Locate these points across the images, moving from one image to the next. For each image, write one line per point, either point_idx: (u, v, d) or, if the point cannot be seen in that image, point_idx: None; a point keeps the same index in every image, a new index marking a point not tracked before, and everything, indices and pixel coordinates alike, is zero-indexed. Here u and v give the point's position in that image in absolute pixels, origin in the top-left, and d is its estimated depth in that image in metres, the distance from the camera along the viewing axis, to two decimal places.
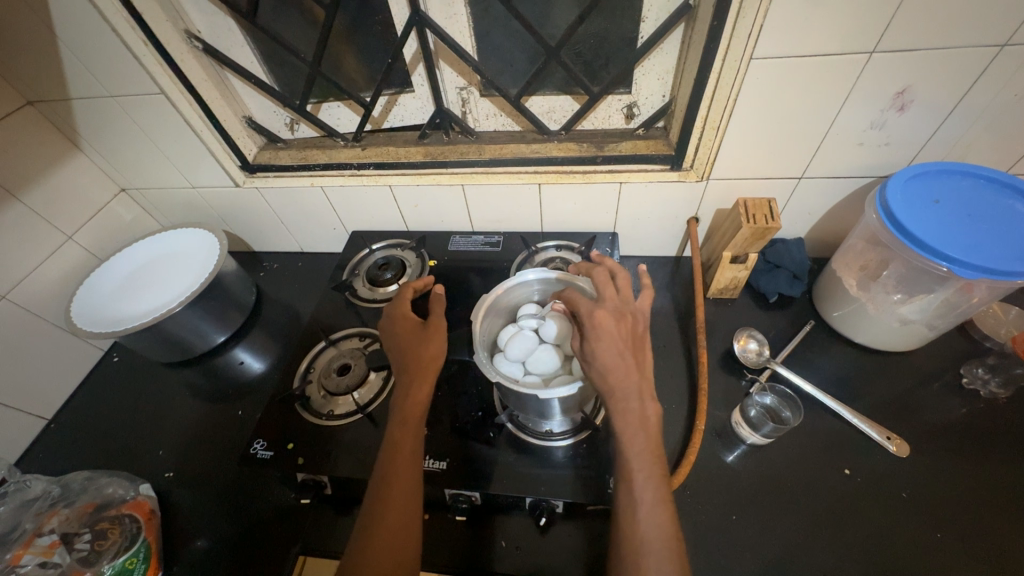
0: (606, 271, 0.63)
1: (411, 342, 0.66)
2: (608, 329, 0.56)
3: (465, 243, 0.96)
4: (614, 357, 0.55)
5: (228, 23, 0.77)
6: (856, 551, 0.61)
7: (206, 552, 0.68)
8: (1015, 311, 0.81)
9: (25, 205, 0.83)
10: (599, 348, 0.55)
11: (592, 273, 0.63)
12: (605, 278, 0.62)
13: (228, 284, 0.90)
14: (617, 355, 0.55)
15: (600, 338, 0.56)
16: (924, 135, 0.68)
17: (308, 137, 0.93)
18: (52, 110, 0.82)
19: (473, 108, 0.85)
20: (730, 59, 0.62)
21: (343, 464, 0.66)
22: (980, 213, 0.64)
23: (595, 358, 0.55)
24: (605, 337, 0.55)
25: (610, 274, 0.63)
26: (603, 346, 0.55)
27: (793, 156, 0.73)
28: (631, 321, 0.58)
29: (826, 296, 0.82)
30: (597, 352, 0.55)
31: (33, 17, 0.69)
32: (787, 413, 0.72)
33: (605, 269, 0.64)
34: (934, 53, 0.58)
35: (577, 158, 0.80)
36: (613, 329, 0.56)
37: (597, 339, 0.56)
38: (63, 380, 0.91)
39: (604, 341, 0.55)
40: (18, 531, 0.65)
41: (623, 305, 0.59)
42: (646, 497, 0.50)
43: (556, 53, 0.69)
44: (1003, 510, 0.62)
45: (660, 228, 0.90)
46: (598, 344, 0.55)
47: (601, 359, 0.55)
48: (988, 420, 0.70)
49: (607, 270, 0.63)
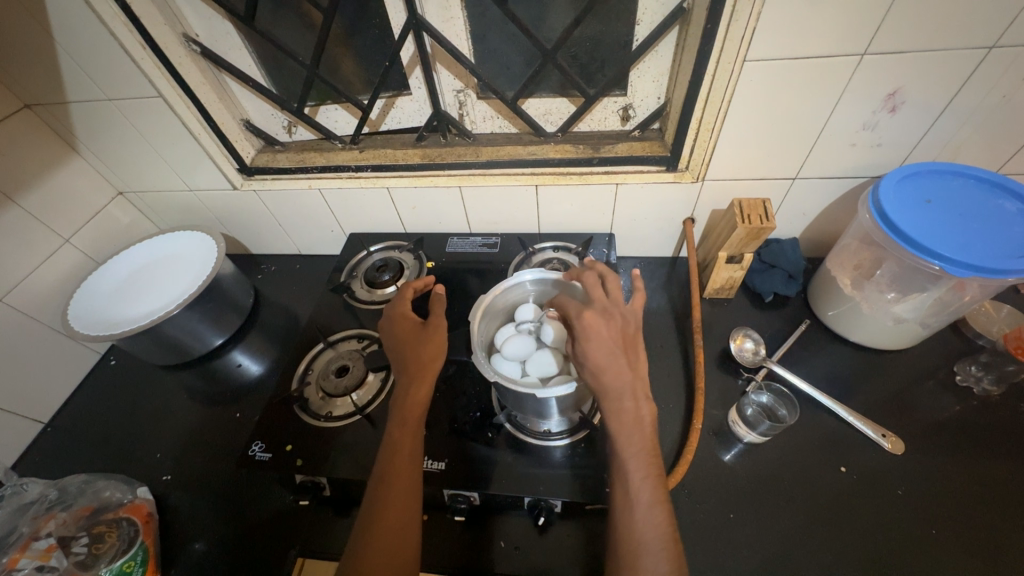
0: (594, 275, 0.64)
1: (410, 342, 0.66)
2: (597, 329, 0.57)
3: (462, 244, 0.96)
4: (605, 357, 0.55)
5: (226, 26, 0.77)
6: (853, 548, 0.61)
7: (204, 555, 0.68)
8: (1006, 309, 0.81)
9: (23, 208, 0.83)
10: (590, 349, 0.56)
11: (583, 277, 0.64)
12: (594, 281, 0.63)
13: (226, 286, 0.90)
14: (608, 355, 0.55)
15: (590, 339, 0.56)
16: (916, 136, 0.69)
17: (306, 140, 0.93)
18: (49, 113, 0.83)
19: (470, 110, 0.85)
20: (725, 61, 0.63)
21: (342, 466, 0.67)
22: (971, 213, 0.65)
23: (587, 358, 0.56)
24: (594, 337, 0.56)
25: (599, 278, 0.64)
26: (594, 346, 0.56)
27: (787, 157, 0.74)
28: (621, 322, 0.58)
29: (821, 296, 0.83)
30: (588, 353, 0.56)
31: (31, 20, 0.69)
32: (783, 412, 0.73)
33: (596, 272, 0.64)
34: (924, 55, 0.59)
35: (574, 160, 0.80)
36: (603, 329, 0.57)
37: (587, 340, 0.56)
38: (59, 383, 0.90)
39: (594, 341, 0.56)
40: (15, 534, 0.65)
41: (611, 306, 0.59)
42: (643, 497, 0.51)
43: (552, 56, 0.70)
44: (998, 506, 0.62)
45: (657, 228, 0.90)
46: (589, 345, 0.56)
47: (592, 360, 0.55)
48: (981, 417, 0.71)
49: (596, 273, 0.64)
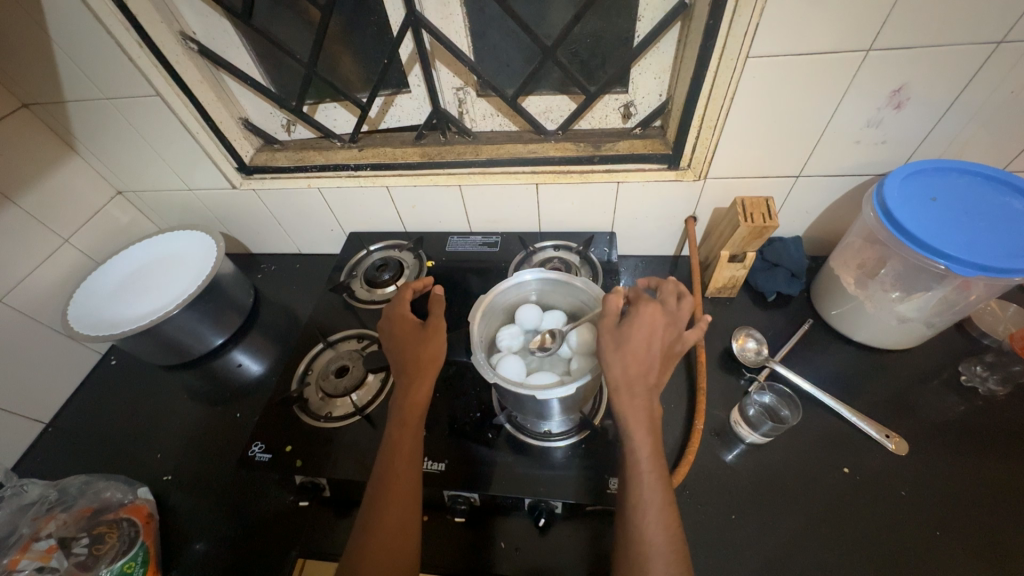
0: (675, 285, 0.62)
1: (410, 344, 0.65)
2: (653, 324, 0.56)
3: (463, 243, 0.96)
4: (643, 350, 0.54)
5: (223, 24, 0.76)
6: (856, 551, 0.60)
7: (205, 555, 0.68)
8: (1012, 308, 0.81)
9: (21, 208, 0.82)
10: (635, 336, 0.55)
11: (665, 281, 0.62)
12: (673, 288, 0.60)
13: (226, 285, 0.90)
14: (647, 352, 0.54)
15: (641, 328, 0.55)
16: (920, 133, 0.68)
17: (305, 138, 0.93)
18: (46, 112, 0.82)
19: (470, 108, 0.84)
20: (727, 57, 0.62)
21: (342, 466, 0.66)
22: (979, 211, 0.64)
23: (626, 341, 0.55)
24: (646, 328, 0.55)
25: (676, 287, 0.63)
26: (640, 336, 0.55)
27: (790, 154, 0.73)
28: (675, 334, 0.57)
29: (825, 295, 0.82)
30: (630, 336, 0.55)
31: (27, 19, 0.69)
32: (785, 412, 0.72)
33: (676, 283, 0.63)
34: (929, 52, 0.58)
35: (575, 158, 0.79)
36: (660, 329, 0.55)
37: (638, 328, 0.55)
38: (59, 383, 0.90)
39: (643, 334, 0.55)
40: (16, 535, 0.65)
41: (676, 317, 0.58)
42: (653, 498, 0.50)
43: (552, 53, 0.69)
44: (1003, 507, 0.62)
45: (659, 227, 0.89)
46: (637, 332, 0.55)
47: (630, 346, 0.54)
48: (987, 417, 0.70)
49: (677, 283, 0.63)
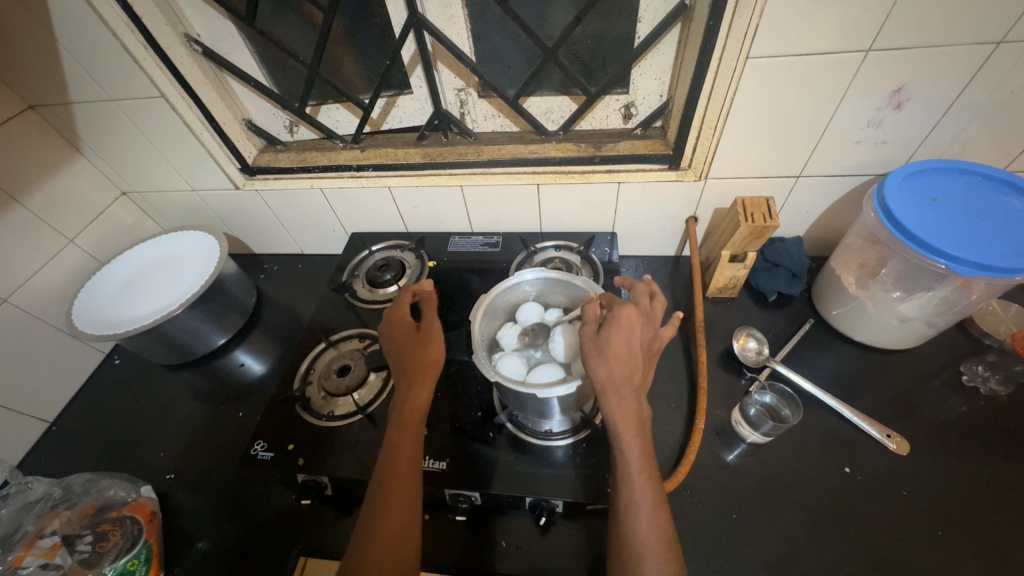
0: (645, 286, 0.63)
1: (409, 347, 0.65)
2: (631, 324, 0.56)
3: (464, 243, 0.96)
4: (625, 351, 0.55)
5: (227, 26, 0.77)
6: (857, 550, 0.60)
7: (207, 554, 0.68)
8: (1014, 308, 0.81)
9: (26, 209, 0.83)
10: (615, 337, 0.55)
11: (636, 284, 0.64)
12: (645, 290, 0.62)
13: (229, 285, 0.90)
14: (630, 352, 0.55)
15: (620, 329, 0.55)
16: (920, 134, 0.68)
17: (308, 139, 0.94)
18: (53, 114, 0.83)
19: (472, 109, 0.85)
20: (727, 58, 0.62)
21: (344, 465, 0.67)
22: (977, 211, 0.64)
23: (608, 345, 0.55)
24: (625, 328, 0.55)
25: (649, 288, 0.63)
26: (620, 337, 0.55)
27: (791, 155, 0.73)
28: (652, 333, 0.58)
29: (826, 295, 0.82)
30: (611, 339, 0.55)
31: (35, 22, 0.70)
32: (786, 412, 0.72)
33: (646, 284, 0.64)
34: (927, 52, 0.59)
35: (576, 158, 0.80)
36: (637, 328, 0.56)
37: (617, 329, 0.55)
38: (63, 383, 0.91)
39: (623, 334, 0.55)
40: (21, 532, 0.66)
41: (650, 316, 0.59)
42: (646, 499, 0.50)
43: (553, 55, 0.70)
44: (1004, 507, 0.62)
45: (660, 226, 0.90)
46: (616, 333, 0.55)
47: (612, 348, 0.54)
48: (989, 417, 0.70)
49: (647, 284, 0.64)
